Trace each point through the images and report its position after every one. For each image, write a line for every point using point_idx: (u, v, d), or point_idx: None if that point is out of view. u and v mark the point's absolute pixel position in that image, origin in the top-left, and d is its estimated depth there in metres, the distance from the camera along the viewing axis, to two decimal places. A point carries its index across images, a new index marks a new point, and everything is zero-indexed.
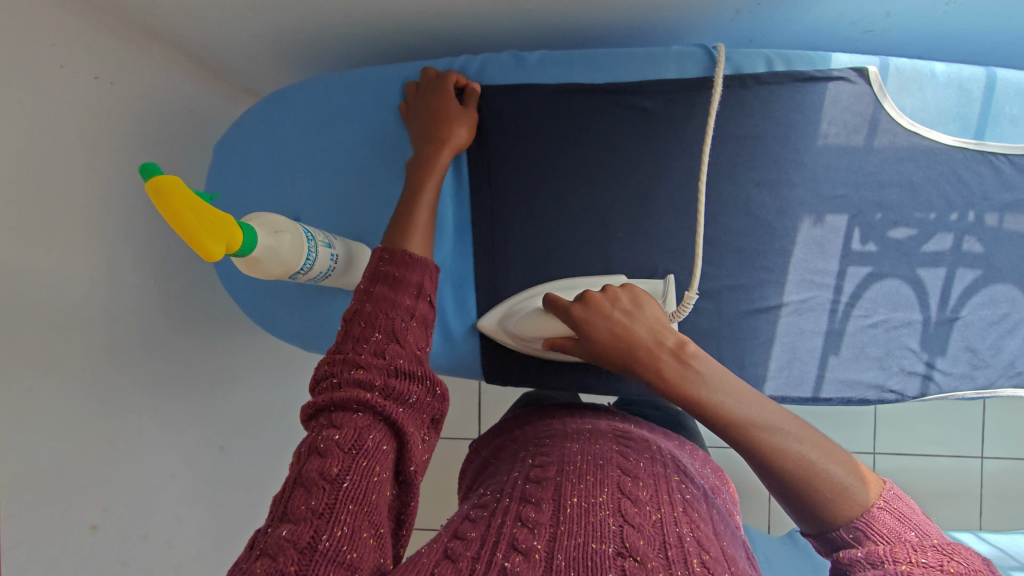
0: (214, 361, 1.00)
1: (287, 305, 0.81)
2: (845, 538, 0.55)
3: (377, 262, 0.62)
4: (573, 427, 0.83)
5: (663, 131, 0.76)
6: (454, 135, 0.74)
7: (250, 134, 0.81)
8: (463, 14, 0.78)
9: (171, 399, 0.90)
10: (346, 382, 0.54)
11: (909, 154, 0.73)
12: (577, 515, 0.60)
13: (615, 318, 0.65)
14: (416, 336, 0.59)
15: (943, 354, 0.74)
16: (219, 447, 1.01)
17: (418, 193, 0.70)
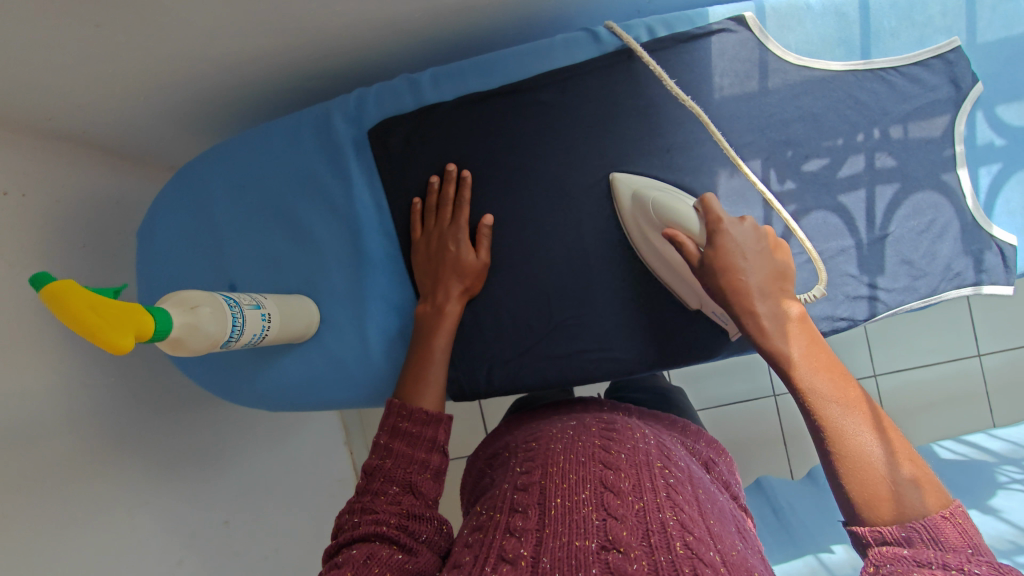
0: (197, 440, 1.00)
1: (245, 370, 0.81)
2: (892, 535, 0.52)
3: (396, 417, 0.68)
4: (553, 423, 0.79)
5: (565, 120, 0.77)
6: (456, 300, 0.75)
7: (168, 211, 0.81)
8: (350, 50, 0.79)
9: (160, 487, 0.90)
10: (364, 520, 0.61)
11: (804, 88, 0.74)
12: (561, 517, 0.56)
13: (747, 247, 0.65)
14: (431, 487, 0.65)
15: (882, 273, 0.74)
16: (224, 522, 1.00)
17: (427, 350, 0.74)
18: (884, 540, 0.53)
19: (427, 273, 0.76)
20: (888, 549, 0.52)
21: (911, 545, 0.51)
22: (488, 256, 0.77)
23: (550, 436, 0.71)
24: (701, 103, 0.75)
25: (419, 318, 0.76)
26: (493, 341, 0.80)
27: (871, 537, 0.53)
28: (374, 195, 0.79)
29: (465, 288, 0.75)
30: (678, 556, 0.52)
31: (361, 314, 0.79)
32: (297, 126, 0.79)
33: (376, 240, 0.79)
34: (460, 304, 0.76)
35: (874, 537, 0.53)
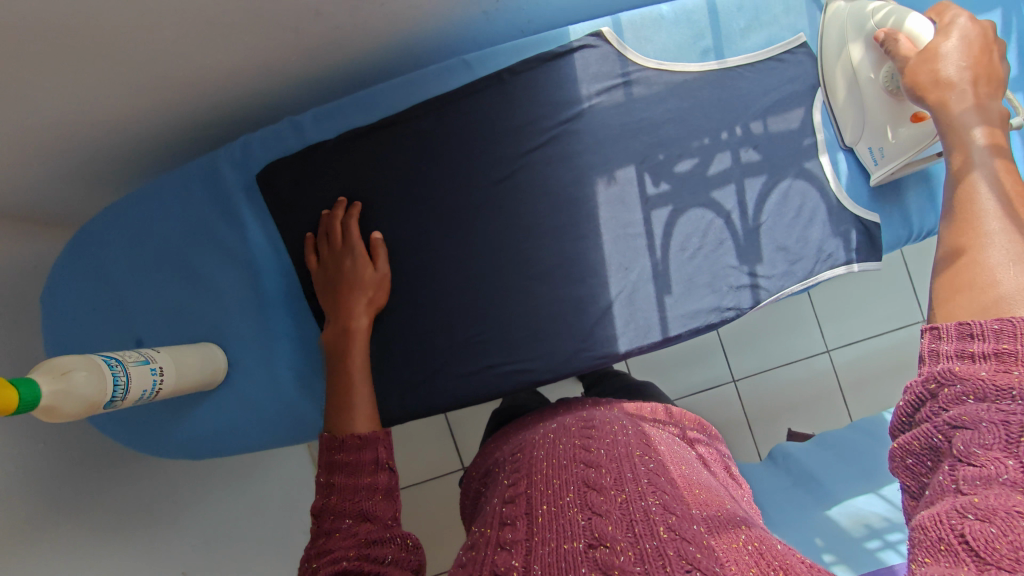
0: (142, 496, 0.99)
1: (164, 422, 0.80)
2: (979, 332, 0.42)
3: (330, 450, 0.64)
4: (533, 431, 0.71)
5: (447, 142, 0.79)
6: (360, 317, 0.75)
7: (70, 276, 0.81)
8: (238, 97, 0.81)
9: (101, 546, 0.88)
10: (321, 561, 0.54)
11: (667, 91, 0.79)
12: (547, 523, 0.50)
13: (968, 42, 0.60)
14: (384, 507, 0.60)
15: (761, 261, 0.79)
16: (183, 572, 0.98)
17: (343, 372, 0.72)
18: (966, 337, 0.43)
19: (331, 295, 0.76)
20: (964, 360, 0.42)
21: (997, 348, 0.41)
22: (387, 266, 0.78)
23: (532, 444, 0.65)
24: (571, 116, 0.78)
25: (328, 344, 0.75)
26: (400, 367, 0.80)
27: (954, 332, 0.44)
28: (269, 237, 0.81)
29: (369, 304, 0.75)
30: (662, 541, 0.47)
31: (271, 354, 0.81)
32: (186, 179, 0.80)
33: (275, 281, 0.81)
34: (366, 321, 0.76)
35: (955, 333, 0.44)
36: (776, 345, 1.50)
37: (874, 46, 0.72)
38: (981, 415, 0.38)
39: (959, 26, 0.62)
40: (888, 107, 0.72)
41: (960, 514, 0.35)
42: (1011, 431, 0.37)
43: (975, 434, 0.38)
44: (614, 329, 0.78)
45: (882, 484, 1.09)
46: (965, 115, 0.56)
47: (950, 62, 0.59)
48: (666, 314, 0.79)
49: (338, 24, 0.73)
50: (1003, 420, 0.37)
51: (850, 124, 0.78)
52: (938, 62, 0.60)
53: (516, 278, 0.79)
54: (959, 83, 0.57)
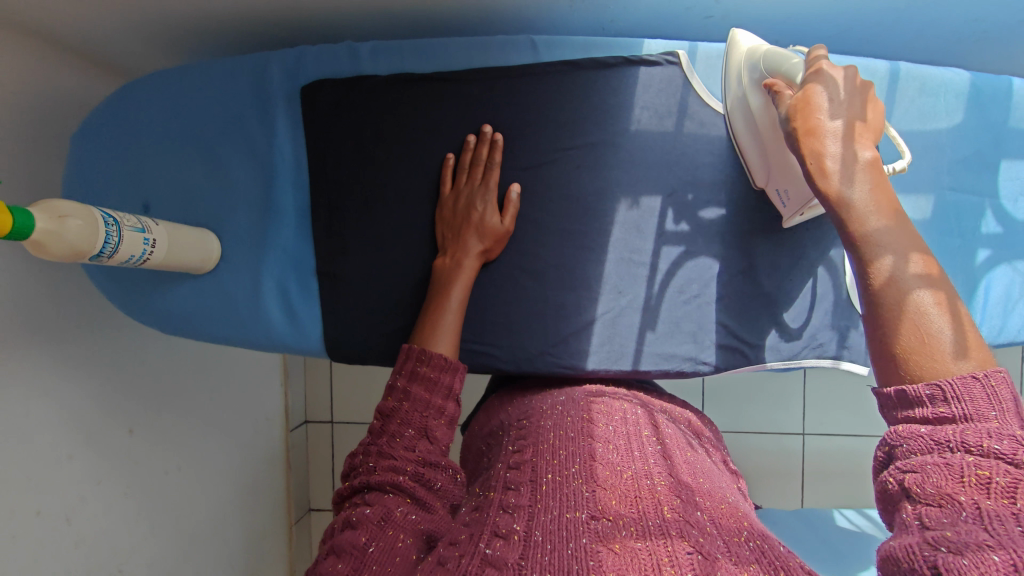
0: (112, 350, 1.02)
1: (143, 290, 0.82)
2: (915, 397, 0.45)
3: (415, 361, 0.64)
4: (540, 399, 0.72)
5: (489, 115, 0.78)
6: (468, 246, 0.75)
7: (99, 125, 0.82)
8: (310, 8, 0.81)
9: (63, 383, 0.92)
10: (379, 467, 0.56)
11: (718, 135, 0.77)
12: (551, 491, 0.50)
13: (840, 93, 0.59)
14: (444, 433, 0.60)
15: (752, 329, 0.79)
16: (128, 430, 1.03)
17: (437, 300, 0.72)
18: (908, 403, 0.45)
19: (451, 227, 0.76)
20: (912, 423, 0.44)
21: (933, 408, 0.44)
22: (513, 223, 0.77)
23: (540, 413, 0.66)
24: (616, 129, 0.77)
25: (437, 269, 0.76)
26: (379, 312, 0.82)
27: (896, 397, 0.46)
28: (296, 151, 0.82)
29: (486, 249, 0.75)
30: (666, 521, 0.46)
31: (263, 260, 0.83)
32: (235, 69, 0.81)
33: (287, 194, 0.83)
34: (477, 262, 0.75)
35: (899, 400, 0.46)
36: (752, 414, 1.48)
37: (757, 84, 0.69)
38: (926, 460, 0.41)
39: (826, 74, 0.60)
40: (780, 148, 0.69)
41: (932, 546, 0.36)
42: (952, 470, 0.39)
43: (921, 475, 0.40)
44: (587, 345, 0.78)
45: None
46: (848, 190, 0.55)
47: (834, 119, 0.58)
48: (642, 347, 0.79)
49: None
50: (943, 463, 0.40)
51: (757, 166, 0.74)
52: (820, 111, 0.58)
53: (512, 265, 0.79)
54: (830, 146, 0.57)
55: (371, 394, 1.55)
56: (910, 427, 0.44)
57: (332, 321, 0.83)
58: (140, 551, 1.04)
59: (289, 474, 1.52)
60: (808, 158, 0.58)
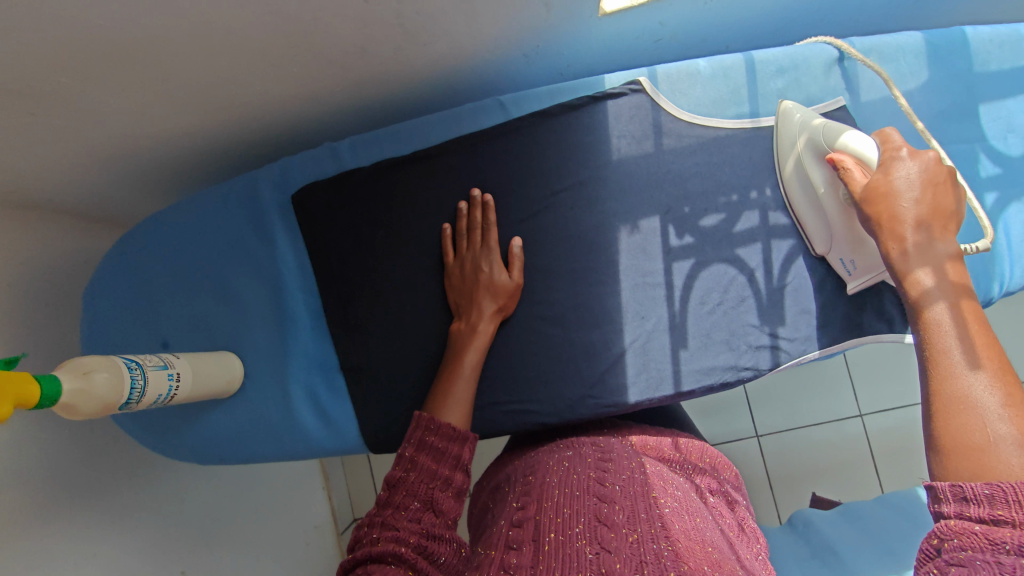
0: (153, 493, 1.00)
1: (175, 424, 0.82)
2: (972, 493, 0.43)
3: (424, 430, 0.62)
4: (546, 449, 0.68)
5: (474, 180, 0.80)
6: (479, 310, 0.75)
7: (108, 276, 0.84)
8: (285, 122, 0.85)
9: (109, 539, 0.90)
10: (382, 537, 0.53)
11: (698, 145, 0.79)
12: (554, 550, 0.47)
13: (920, 180, 0.59)
14: (452, 505, 0.58)
15: (783, 323, 0.77)
16: (181, 574, 0.99)
17: (457, 364, 0.72)
18: (962, 499, 0.43)
19: (461, 293, 0.77)
20: (961, 521, 0.42)
21: (991, 508, 0.41)
22: (521, 278, 0.77)
23: (546, 468, 0.60)
24: (599, 163, 0.79)
25: (453, 334, 0.76)
26: (409, 394, 0.81)
27: (948, 492, 0.44)
28: (298, 256, 0.84)
29: (499, 308, 0.75)
30: None
31: (285, 369, 0.82)
32: (226, 194, 0.84)
33: (297, 299, 0.84)
34: (492, 324, 0.75)
35: (951, 494, 0.44)
36: (802, 407, 1.43)
37: (824, 163, 0.71)
38: (976, 558, 0.39)
39: (902, 159, 0.61)
40: (852, 224, 0.70)
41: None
42: (1004, 568, 0.37)
43: (968, 569, 0.38)
44: (624, 380, 0.77)
45: (908, 566, 0.99)
46: (923, 275, 0.56)
47: (909, 205, 0.59)
48: (681, 368, 0.77)
49: (382, 61, 0.75)
50: (995, 563, 0.37)
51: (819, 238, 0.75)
52: (895, 198, 0.60)
53: (531, 316, 0.79)
54: (904, 228, 0.59)
55: None
56: (964, 521, 0.42)
57: (364, 413, 0.82)
58: None
59: None
60: (885, 242, 0.60)
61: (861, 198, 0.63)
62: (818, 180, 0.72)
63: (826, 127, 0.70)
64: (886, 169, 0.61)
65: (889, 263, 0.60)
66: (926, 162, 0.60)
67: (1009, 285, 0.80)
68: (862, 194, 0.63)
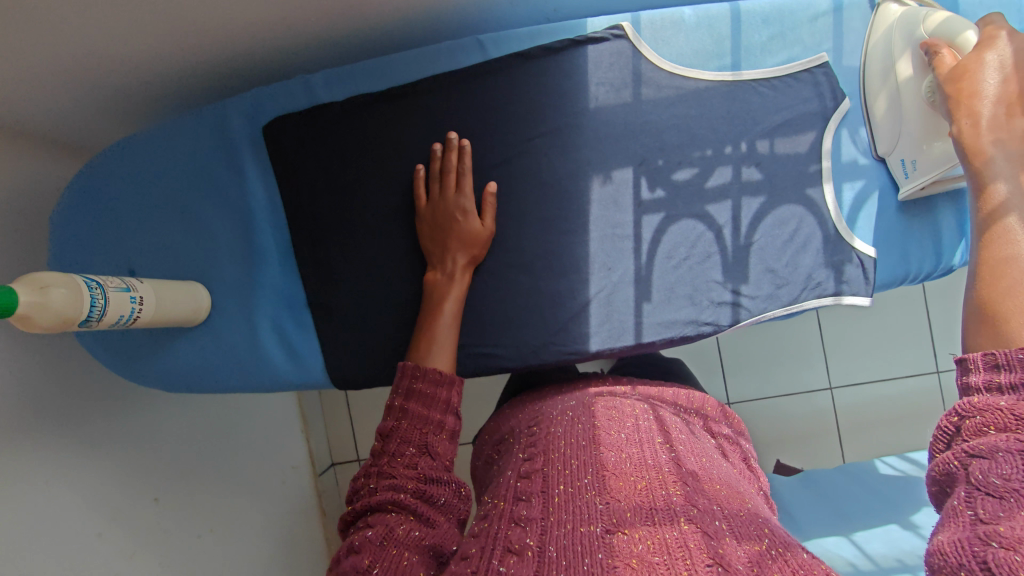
0: (125, 423, 1.00)
1: (136, 351, 0.81)
2: (1007, 361, 0.46)
3: (410, 378, 0.63)
4: (550, 404, 0.70)
5: (449, 120, 0.79)
6: (456, 260, 0.75)
7: (72, 199, 0.82)
8: (259, 51, 0.83)
9: (82, 462, 0.90)
10: (381, 488, 0.55)
11: (678, 97, 0.78)
12: (564, 504, 0.49)
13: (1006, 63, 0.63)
14: (445, 447, 0.60)
15: (746, 281, 0.78)
16: (154, 500, 1.00)
17: (433, 314, 0.73)
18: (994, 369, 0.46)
19: (434, 241, 0.76)
20: (986, 395, 0.45)
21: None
22: (493, 224, 0.77)
23: (549, 421, 0.64)
24: (577, 110, 0.78)
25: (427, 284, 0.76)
26: (376, 333, 0.82)
27: (980, 361, 0.47)
28: (268, 190, 0.83)
29: (473, 256, 0.75)
30: (683, 532, 0.45)
31: (254, 303, 0.83)
32: (197, 122, 0.82)
33: (266, 233, 0.83)
34: (465, 274, 0.76)
35: (983, 363, 0.47)
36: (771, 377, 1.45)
37: (915, 54, 0.74)
38: (997, 446, 0.41)
39: (998, 42, 0.64)
40: (925, 119, 0.73)
41: (983, 541, 0.36)
42: None
43: (991, 463, 0.40)
44: (587, 328, 0.78)
45: (854, 528, 1.07)
46: (999, 155, 0.58)
47: (992, 84, 0.62)
48: (643, 320, 0.78)
49: None
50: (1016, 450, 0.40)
51: (885, 137, 0.79)
52: (977, 78, 0.64)
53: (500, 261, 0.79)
54: (983, 103, 0.62)
55: None
56: (988, 398, 0.45)
57: (331, 349, 0.83)
58: None
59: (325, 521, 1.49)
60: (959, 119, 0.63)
61: (948, 75, 0.67)
62: (904, 70, 0.75)
63: (924, 16, 0.73)
64: (978, 50, 0.65)
65: (957, 136, 0.62)
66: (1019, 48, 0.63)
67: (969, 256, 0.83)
68: (950, 73, 0.66)
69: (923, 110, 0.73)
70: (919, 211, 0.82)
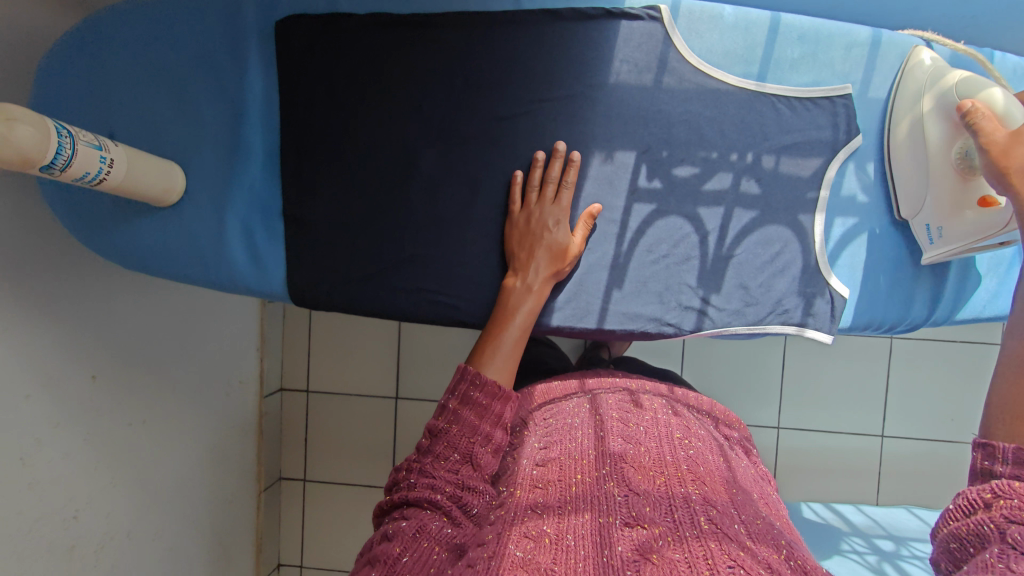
0: (82, 292, 0.94)
1: (101, 218, 0.78)
2: None
3: (469, 384, 0.60)
4: (573, 388, 0.72)
5: (465, 61, 0.77)
6: (532, 270, 0.72)
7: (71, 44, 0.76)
8: None
9: (31, 319, 0.84)
10: (419, 485, 0.53)
11: (696, 94, 0.77)
12: (582, 494, 0.50)
13: None
14: (489, 461, 0.57)
15: (717, 291, 0.79)
16: (90, 378, 0.95)
17: (504, 323, 0.69)
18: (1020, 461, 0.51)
19: (520, 246, 0.74)
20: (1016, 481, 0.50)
21: None
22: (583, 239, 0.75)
23: (565, 410, 0.66)
24: (595, 82, 0.76)
25: (504, 290, 0.73)
26: (344, 257, 0.81)
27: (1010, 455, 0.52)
28: (267, 88, 0.81)
29: (558, 270, 0.72)
30: (702, 531, 0.46)
31: (229, 198, 0.80)
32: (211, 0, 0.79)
33: (256, 132, 0.81)
34: (546, 284, 0.73)
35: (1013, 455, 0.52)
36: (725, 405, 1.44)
37: (948, 119, 0.73)
38: None
39: None
40: (956, 186, 0.73)
41: None
42: None
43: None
44: (552, 301, 0.78)
45: None
46: None
47: None
48: (608, 304, 0.78)
49: None
50: None
51: (911, 200, 0.79)
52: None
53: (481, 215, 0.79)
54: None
55: (336, 362, 1.50)
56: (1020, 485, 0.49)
57: (295, 263, 0.81)
58: (99, 501, 0.96)
59: (260, 447, 1.46)
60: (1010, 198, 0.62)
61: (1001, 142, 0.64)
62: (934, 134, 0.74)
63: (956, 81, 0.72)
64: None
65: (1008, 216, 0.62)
66: None
67: (940, 317, 0.84)
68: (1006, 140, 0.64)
69: (957, 176, 0.73)
70: (911, 261, 0.82)
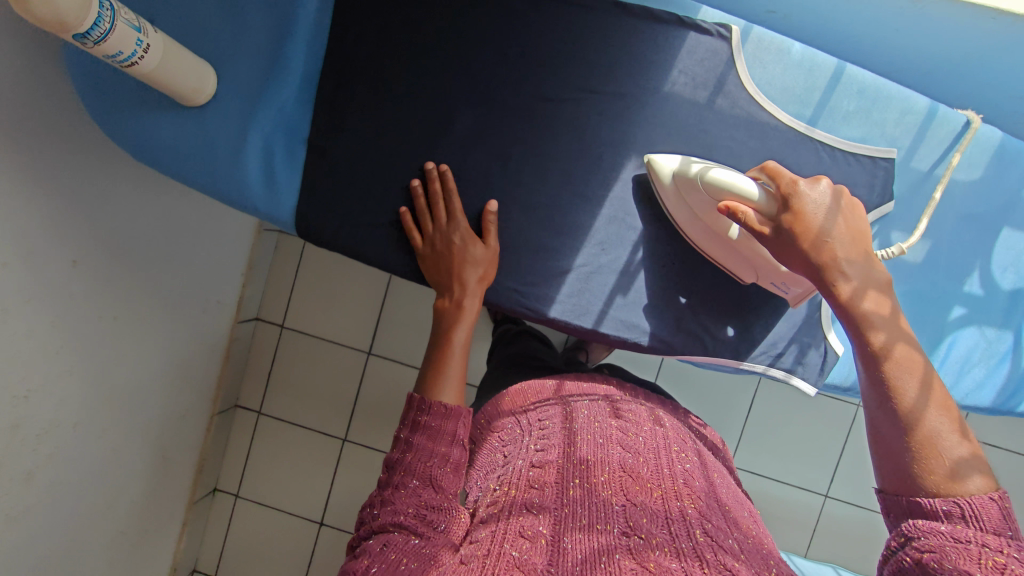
0: (77, 174, 0.90)
1: (122, 103, 0.75)
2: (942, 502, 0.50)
3: (416, 411, 0.63)
4: (571, 393, 0.72)
5: (526, 33, 0.76)
6: (456, 293, 0.73)
7: None
8: None
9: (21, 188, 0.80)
10: (382, 510, 0.54)
11: (745, 121, 0.76)
12: (580, 498, 0.52)
13: (833, 212, 0.61)
14: (450, 481, 0.58)
15: (719, 321, 0.80)
16: (71, 262, 0.92)
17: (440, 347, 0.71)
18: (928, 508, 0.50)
19: (440, 270, 0.74)
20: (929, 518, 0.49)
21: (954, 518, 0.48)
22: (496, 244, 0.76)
23: (564, 410, 0.66)
24: (648, 87, 0.76)
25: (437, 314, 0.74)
26: (361, 202, 0.79)
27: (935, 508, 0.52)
28: (321, 13, 0.79)
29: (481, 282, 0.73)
30: (698, 543, 0.48)
31: (258, 114, 0.78)
32: None
33: (299, 54, 0.79)
34: (476, 300, 0.74)
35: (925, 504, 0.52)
36: None
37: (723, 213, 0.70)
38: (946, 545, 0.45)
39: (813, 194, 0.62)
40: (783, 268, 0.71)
41: None
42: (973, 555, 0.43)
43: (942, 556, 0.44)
44: (553, 292, 0.77)
45: None
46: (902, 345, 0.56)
47: (840, 248, 0.60)
48: (609, 308, 0.78)
49: None
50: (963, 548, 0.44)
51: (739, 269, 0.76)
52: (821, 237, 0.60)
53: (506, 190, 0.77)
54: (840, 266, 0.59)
55: (316, 303, 1.48)
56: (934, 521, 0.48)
57: (310, 196, 0.79)
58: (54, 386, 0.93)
59: (224, 370, 1.44)
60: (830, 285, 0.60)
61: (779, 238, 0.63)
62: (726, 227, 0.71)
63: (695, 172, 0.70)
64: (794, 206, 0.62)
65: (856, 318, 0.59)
66: (823, 187, 0.62)
67: None
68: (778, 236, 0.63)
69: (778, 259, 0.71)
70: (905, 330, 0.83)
